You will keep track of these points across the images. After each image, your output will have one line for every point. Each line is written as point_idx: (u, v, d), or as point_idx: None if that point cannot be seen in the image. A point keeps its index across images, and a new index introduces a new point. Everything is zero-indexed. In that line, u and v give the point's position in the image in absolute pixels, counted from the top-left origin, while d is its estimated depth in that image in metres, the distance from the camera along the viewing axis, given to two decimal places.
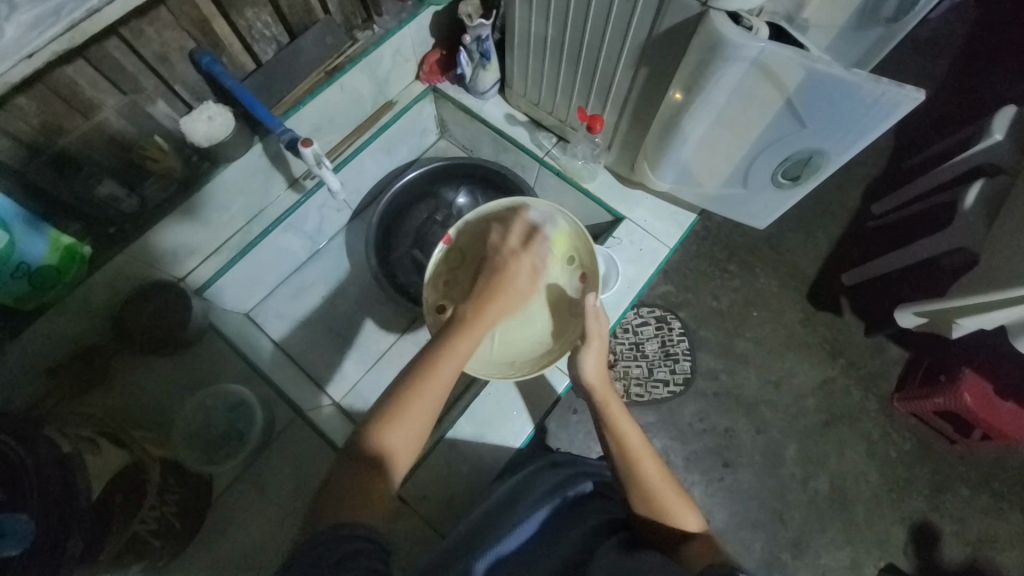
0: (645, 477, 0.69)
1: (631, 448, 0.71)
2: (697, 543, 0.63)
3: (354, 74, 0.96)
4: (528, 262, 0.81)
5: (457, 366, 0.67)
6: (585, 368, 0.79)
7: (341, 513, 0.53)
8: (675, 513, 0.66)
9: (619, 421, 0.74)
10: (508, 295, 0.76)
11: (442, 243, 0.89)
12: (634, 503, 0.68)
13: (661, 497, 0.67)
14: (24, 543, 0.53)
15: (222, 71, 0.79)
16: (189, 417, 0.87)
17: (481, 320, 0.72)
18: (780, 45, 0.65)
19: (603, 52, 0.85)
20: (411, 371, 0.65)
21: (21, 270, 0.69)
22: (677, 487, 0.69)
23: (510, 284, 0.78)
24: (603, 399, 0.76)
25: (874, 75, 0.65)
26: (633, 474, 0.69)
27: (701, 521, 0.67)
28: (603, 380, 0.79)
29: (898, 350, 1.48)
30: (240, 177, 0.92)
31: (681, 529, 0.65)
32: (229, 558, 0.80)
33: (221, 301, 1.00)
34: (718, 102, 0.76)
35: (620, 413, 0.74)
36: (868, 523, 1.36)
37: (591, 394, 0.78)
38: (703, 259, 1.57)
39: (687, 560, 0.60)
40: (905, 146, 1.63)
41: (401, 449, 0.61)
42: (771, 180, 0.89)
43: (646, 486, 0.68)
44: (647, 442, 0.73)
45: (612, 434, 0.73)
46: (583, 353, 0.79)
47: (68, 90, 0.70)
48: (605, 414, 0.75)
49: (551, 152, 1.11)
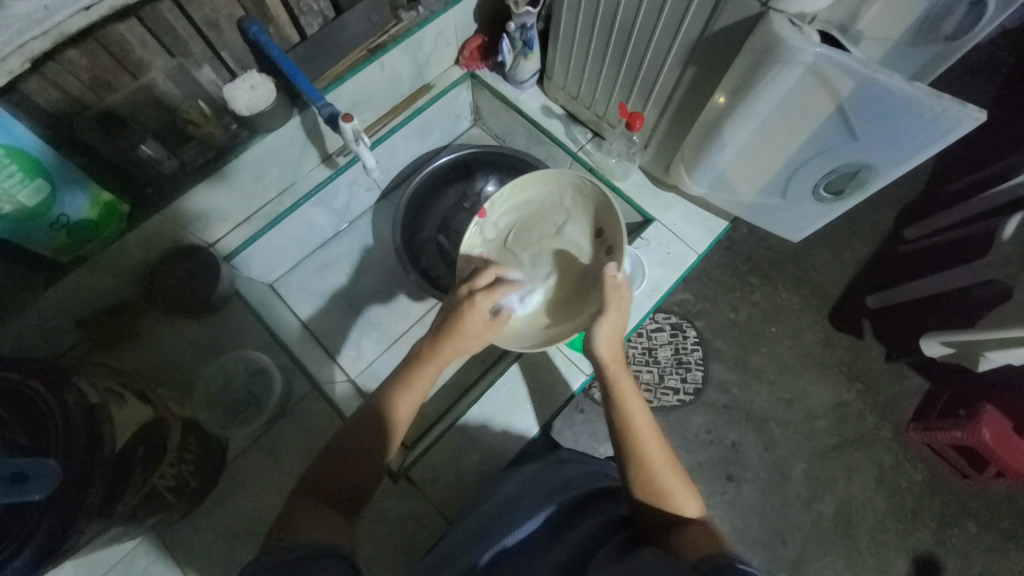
0: (650, 459, 0.69)
1: (638, 428, 0.71)
2: (693, 529, 0.63)
3: (396, 53, 0.96)
4: (485, 305, 0.73)
5: (411, 407, 0.69)
6: (597, 343, 0.76)
7: (305, 534, 0.53)
8: (675, 498, 0.66)
9: (627, 400, 0.73)
10: (462, 344, 0.71)
11: (477, 217, 0.90)
12: (634, 488, 0.68)
13: (665, 484, 0.67)
14: (46, 489, 0.53)
15: (268, 41, 0.79)
16: (209, 380, 0.90)
17: (436, 363, 0.70)
18: (839, 52, 0.63)
19: (651, 48, 0.83)
20: (386, 388, 0.70)
21: (60, 222, 0.71)
22: (682, 476, 0.69)
23: (465, 326, 0.71)
24: (614, 375, 0.75)
25: (936, 90, 0.63)
26: (638, 456, 0.69)
27: (700, 508, 0.68)
28: (615, 355, 0.77)
29: (918, 379, 1.45)
30: (279, 147, 0.93)
31: (680, 515, 0.65)
32: (239, 516, 0.83)
33: (246, 269, 1.02)
34: (764, 109, 0.75)
35: (628, 391, 0.74)
36: (870, 551, 1.33)
37: (602, 368, 0.76)
38: (725, 270, 1.54)
39: (682, 546, 0.59)
40: (944, 171, 1.58)
41: (401, 425, 0.68)
42: (808, 192, 0.87)
43: (651, 471, 0.68)
44: (654, 424, 0.72)
45: (619, 412, 0.73)
46: (596, 327, 0.76)
47: (120, 48, 0.70)
48: (613, 390, 0.74)
49: (585, 147, 1.09)
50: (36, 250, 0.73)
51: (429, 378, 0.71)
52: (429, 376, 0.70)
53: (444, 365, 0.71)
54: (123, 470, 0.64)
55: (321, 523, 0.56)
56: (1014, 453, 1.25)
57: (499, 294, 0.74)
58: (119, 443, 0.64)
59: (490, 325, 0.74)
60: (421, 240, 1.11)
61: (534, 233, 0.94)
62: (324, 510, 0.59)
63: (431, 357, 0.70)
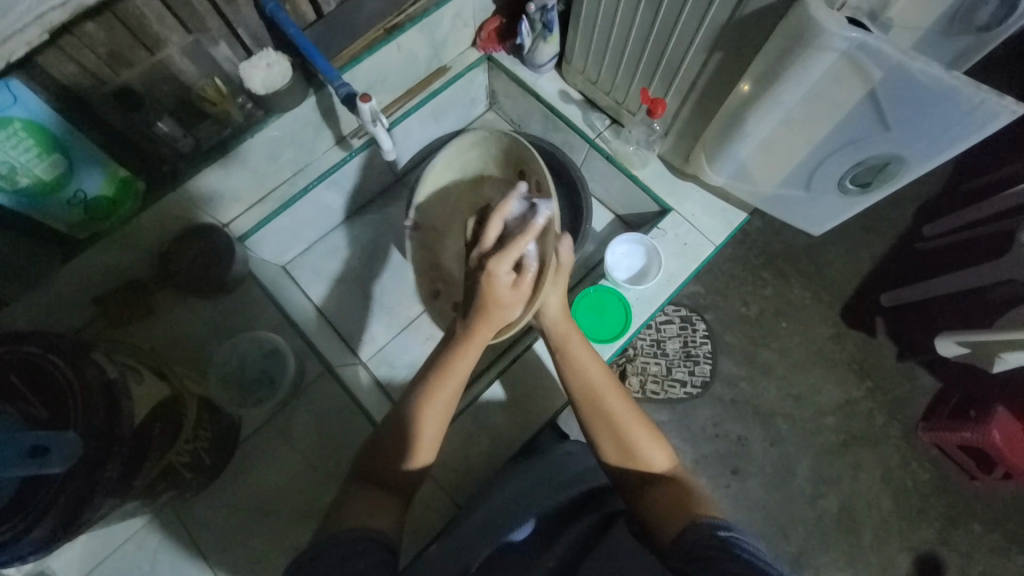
0: (608, 413, 0.71)
1: (592, 385, 0.73)
2: (664, 485, 0.66)
3: (413, 34, 0.94)
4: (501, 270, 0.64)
5: (441, 408, 0.70)
6: (552, 304, 0.75)
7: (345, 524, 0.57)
8: (642, 451, 0.69)
9: (580, 358, 0.75)
10: (490, 319, 0.68)
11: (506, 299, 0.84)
12: (607, 453, 0.71)
13: (631, 439, 0.70)
14: (67, 462, 0.54)
15: (285, 18, 0.78)
16: (226, 358, 0.92)
17: (468, 348, 0.70)
18: (877, 38, 0.61)
19: (678, 31, 0.80)
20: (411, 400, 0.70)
21: (78, 198, 0.72)
22: (648, 426, 0.72)
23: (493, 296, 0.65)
24: (564, 334, 0.76)
25: (976, 80, 0.61)
26: (602, 419, 0.71)
27: (669, 457, 0.70)
28: (565, 315, 0.77)
29: (930, 379, 1.43)
30: (294, 130, 0.92)
31: (648, 469, 0.68)
32: (251, 493, 0.85)
33: (259, 251, 1.03)
34: (792, 98, 0.73)
35: (579, 349, 0.76)
36: (873, 548, 1.33)
37: (551, 330, 0.77)
38: (738, 264, 1.52)
39: (655, 509, 0.63)
40: (968, 167, 1.54)
41: (423, 435, 0.69)
42: (834, 185, 0.85)
43: (617, 429, 0.71)
44: (608, 375, 0.75)
45: (574, 372, 0.75)
46: (550, 293, 0.74)
47: (136, 23, 0.69)
48: (565, 350, 0.76)
49: (603, 135, 1.07)
50: (53, 227, 0.73)
51: (467, 366, 0.71)
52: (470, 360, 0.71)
53: (479, 347, 0.71)
54: (141, 447, 0.64)
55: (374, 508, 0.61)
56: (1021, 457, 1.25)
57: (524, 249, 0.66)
58: (138, 417, 0.64)
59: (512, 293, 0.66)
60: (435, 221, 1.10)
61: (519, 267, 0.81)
62: (380, 496, 0.64)
63: (464, 341, 0.70)
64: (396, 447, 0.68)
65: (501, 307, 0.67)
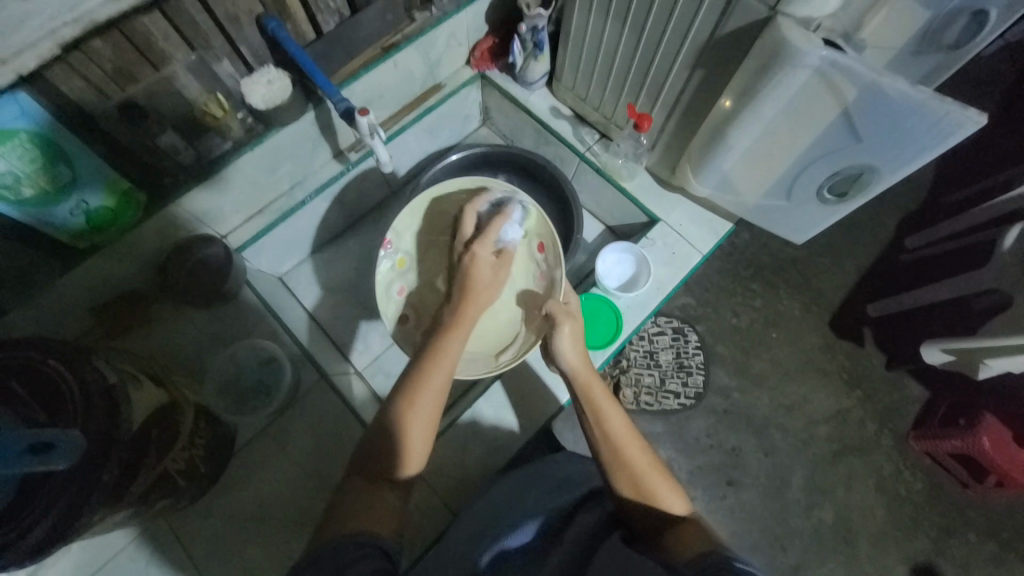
0: (629, 462, 0.68)
1: (615, 434, 0.69)
2: (683, 529, 0.63)
3: (409, 52, 0.98)
4: (486, 251, 0.83)
5: (433, 400, 0.66)
6: (563, 355, 0.77)
7: (345, 528, 0.57)
8: (663, 498, 0.66)
9: (602, 407, 0.72)
10: (477, 295, 0.77)
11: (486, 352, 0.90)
12: (626, 497, 0.67)
13: (651, 485, 0.67)
14: (72, 457, 0.54)
15: (285, 36, 0.81)
16: (222, 367, 0.94)
17: (458, 324, 0.73)
18: (846, 57, 0.65)
19: (662, 49, 0.85)
20: (397, 395, 0.66)
21: (81, 208, 0.74)
22: (666, 474, 0.69)
23: (476, 274, 0.80)
24: (587, 385, 0.74)
25: (941, 94, 0.65)
26: (622, 466, 0.68)
27: (687, 505, 0.68)
28: (586, 364, 0.76)
29: (918, 387, 1.45)
30: (292, 143, 0.94)
31: (669, 514, 0.66)
32: (244, 504, 0.85)
33: (257, 263, 1.04)
34: (771, 113, 0.77)
35: (602, 398, 0.72)
36: (869, 558, 1.33)
37: (573, 379, 0.75)
38: (727, 275, 1.56)
39: (671, 547, 0.60)
40: (945, 181, 1.59)
41: (411, 442, 0.65)
42: (815, 195, 0.89)
43: (636, 476, 0.67)
44: (631, 424, 0.71)
45: (595, 422, 0.71)
46: (558, 338, 0.77)
47: (143, 41, 0.71)
48: (587, 400, 0.73)
49: (593, 148, 1.11)
50: (54, 237, 0.75)
51: (457, 349, 0.71)
52: (457, 343, 0.71)
53: (469, 326, 0.74)
54: (138, 452, 0.65)
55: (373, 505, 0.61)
56: (1012, 463, 1.26)
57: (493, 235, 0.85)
58: (136, 422, 0.65)
59: (495, 271, 0.81)
60: (409, 264, 0.97)
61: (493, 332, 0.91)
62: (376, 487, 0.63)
63: (453, 324, 0.74)
64: (389, 451, 0.64)
65: (484, 285, 0.79)
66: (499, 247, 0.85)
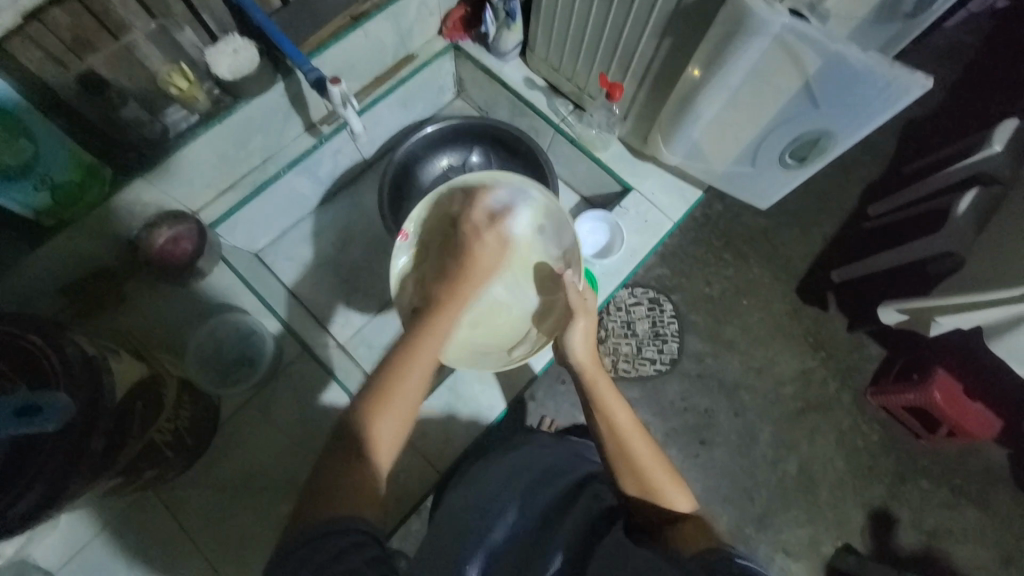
0: (634, 458, 0.68)
1: (621, 428, 0.70)
2: (688, 523, 0.63)
3: (379, 22, 0.96)
4: (491, 237, 0.80)
5: (419, 377, 0.64)
6: (574, 350, 0.76)
7: (331, 509, 0.54)
8: (665, 492, 0.66)
9: (607, 400, 0.72)
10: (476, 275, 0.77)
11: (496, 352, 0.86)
12: (628, 488, 0.68)
13: (652, 477, 0.67)
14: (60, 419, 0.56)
15: (250, 3, 0.79)
16: (202, 342, 0.93)
17: (451, 305, 0.72)
18: (803, 24, 0.67)
19: (630, 18, 0.86)
20: (391, 358, 0.65)
21: (45, 182, 0.71)
22: (669, 468, 0.69)
23: (478, 257, 0.78)
24: (592, 378, 0.74)
25: (887, 60, 0.69)
26: (625, 458, 0.68)
27: (690, 499, 0.68)
28: (593, 358, 0.76)
29: (876, 347, 1.54)
30: (263, 116, 0.92)
31: (672, 509, 0.66)
32: (235, 473, 0.88)
33: (233, 238, 1.04)
34: (734, 82, 0.79)
35: (608, 393, 0.72)
36: (829, 504, 1.44)
37: (580, 373, 0.75)
38: (700, 245, 1.61)
39: (672, 540, 0.60)
40: (907, 150, 1.66)
41: (381, 438, 0.61)
42: (776, 160, 0.93)
43: (636, 468, 0.68)
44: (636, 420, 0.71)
45: (600, 413, 0.71)
46: (570, 331, 0.77)
47: (101, 8, 0.69)
48: (593, 392, 0.73)
49: (567, 119, 1.12)
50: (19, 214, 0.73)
51: (448, 323, 0.70)
52: (450, 318, 0.71)
53: (460, 304, 0.73)
54: (122, 421, 0.66)
55: (357, 489, 0.57)
56: (966, 413, 1.37)
57: (501, 222, 0.82)
58: (119, 391, 0.66)
59: (499, 256, 0.81)
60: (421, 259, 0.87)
61: (500, 329, 0.88)
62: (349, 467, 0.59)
63: (440, 303, 0.72)
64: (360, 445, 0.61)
65: (483, 269, 0.78)
66: (505, 237, 0.83)
